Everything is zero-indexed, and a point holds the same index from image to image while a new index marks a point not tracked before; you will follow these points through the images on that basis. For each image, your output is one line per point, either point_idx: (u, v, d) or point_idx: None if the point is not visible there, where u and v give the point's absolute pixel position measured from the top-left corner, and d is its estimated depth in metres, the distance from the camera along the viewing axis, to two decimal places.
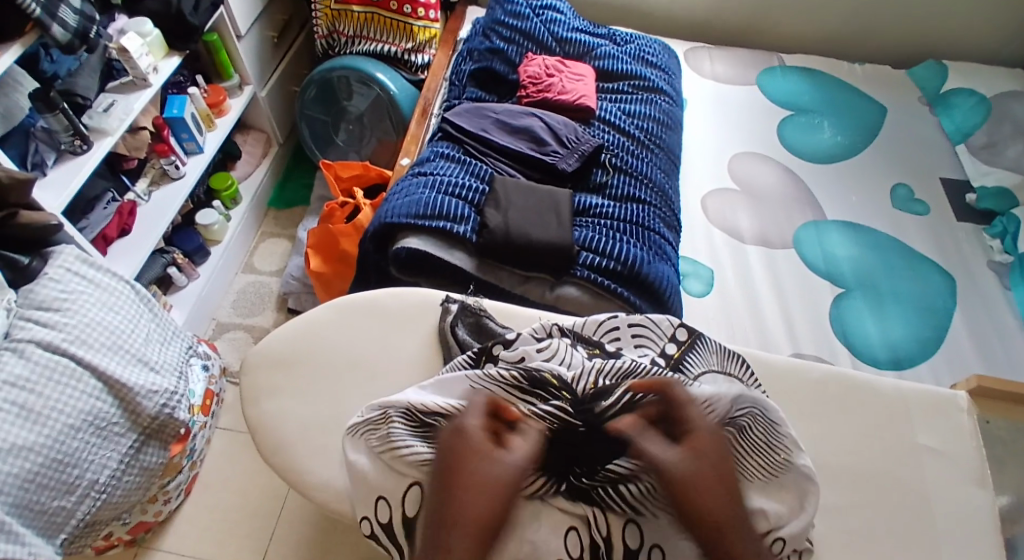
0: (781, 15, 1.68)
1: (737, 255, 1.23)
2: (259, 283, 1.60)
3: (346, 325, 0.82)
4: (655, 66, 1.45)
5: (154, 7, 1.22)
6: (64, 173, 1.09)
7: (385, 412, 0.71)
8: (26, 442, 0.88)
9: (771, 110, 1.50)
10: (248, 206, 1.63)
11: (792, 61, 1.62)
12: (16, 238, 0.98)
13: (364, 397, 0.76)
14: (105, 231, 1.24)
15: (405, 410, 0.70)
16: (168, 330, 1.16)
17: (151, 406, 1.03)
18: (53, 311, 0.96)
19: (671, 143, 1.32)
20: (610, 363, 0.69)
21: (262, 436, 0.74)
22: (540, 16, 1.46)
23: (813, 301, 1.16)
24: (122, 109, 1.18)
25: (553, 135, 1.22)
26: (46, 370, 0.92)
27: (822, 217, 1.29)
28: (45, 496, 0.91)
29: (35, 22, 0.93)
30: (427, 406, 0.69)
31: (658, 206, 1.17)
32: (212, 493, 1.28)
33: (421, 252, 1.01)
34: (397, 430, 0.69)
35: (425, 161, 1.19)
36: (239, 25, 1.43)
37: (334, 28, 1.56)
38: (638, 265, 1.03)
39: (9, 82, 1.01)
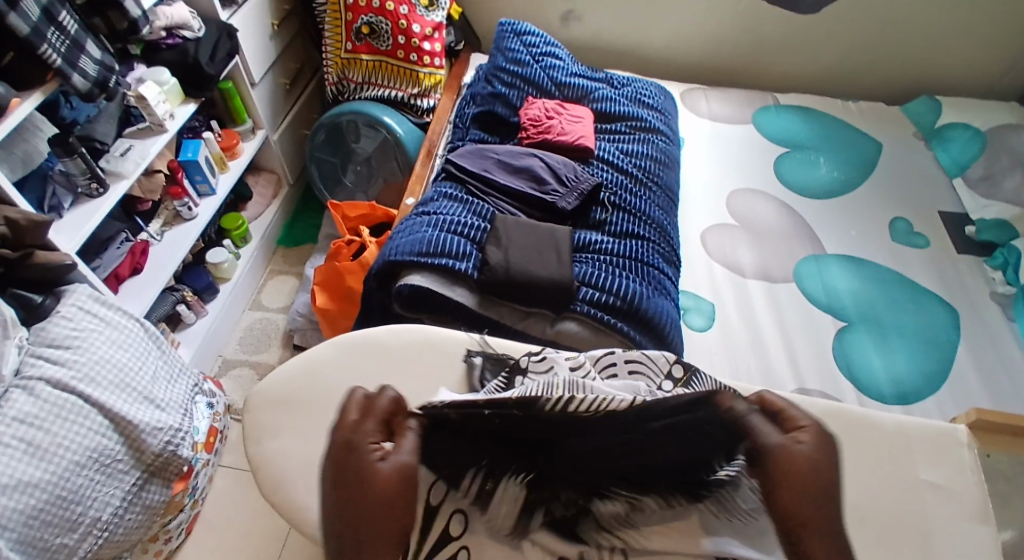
0: (775, 57, 1.73)
1: (738, 289, 1.24)
2: (266, 320, 1.62)
3: (347, 362, 0.83)
4: (653, 106, 1.49)
5: (172, 57, 1.28)
6: (81, 214, 1.13)
7: None
8: (33, 479, 0.89)
9: (768, 147, 1.53)
10: (258, 246, 1.67)
11: (788, 100, 1.66)
12: (30, 279, 1.01)
13: None
14: (118, 270, 1.27)
15: None
16: (175, 367, 1.18)
17: (155, 443, 1.05)
18: (63, 348, 0.98)
19: (669, 180, 1.34)
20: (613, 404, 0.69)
21: (262, 474, 0.75)
22: (540, 62, 1.51)
23: (815, 335, 1.16)
24: (139, 153, 1.23)
25: (553, 175, 1.25)
26: (55, 408, 0.93)
27: (821, 251, 1.31)
28: (48, 533, 0.91)
29: (56, 71, 0.98)
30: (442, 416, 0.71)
31: (657, 242, 1.19)
32: (214, 533, 1.28)
33: (424, 289, 1.03)
34: None
35: (429, 201, 1.22)
36: (253, 73, 1.49)
37: (343, 75, 1.62)
38: (637, 299, 1.04)
39: (29, 127, 1.05)
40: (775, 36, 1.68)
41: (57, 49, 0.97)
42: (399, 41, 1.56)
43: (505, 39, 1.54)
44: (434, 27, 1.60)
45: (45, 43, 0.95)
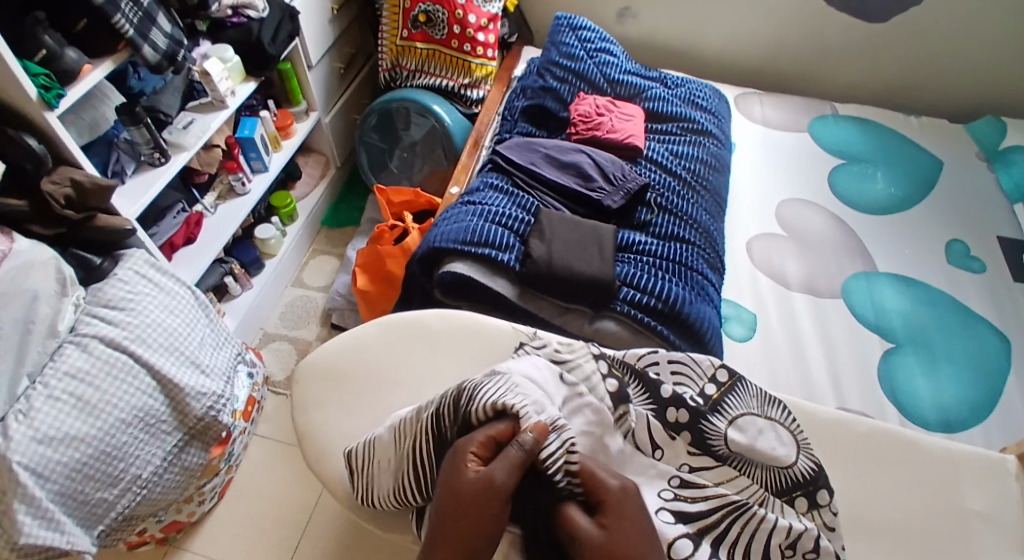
0: (836, 65, 1.68)
1: (782, 301, 1.21)
2: (307, 297, 1.66)
3: (392, 343, 0.84)
4: (705, 109, 1.46)
5: (235, 35, 1.31)
6: (141, 182, 1.17)
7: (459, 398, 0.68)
8: (80, 433, 0.93)
9: (823, 158, 1.48)
10: (304, 224, 1.70)
11: (846, 110, 1.61)
12: (92, 239, 1.06)
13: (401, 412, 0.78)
14: (173, 238, 1.32)
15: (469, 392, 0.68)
16: (221, 335, 1.22)
17: (198, 407, 1.08)
18: (118, 309, 1.02)
19: (718, 185, 1.32)
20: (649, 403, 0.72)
21: (307, 445, 0.77)
22: (593, 58, 1.50)
23: (859, 354, 1.13)
24: (200, 126, 1.26)
25: (601, 172, 1.24)
26: (106, 365, 0.97)
27: (872, 268, 1.27)
28: (90, 487, 0.95)
29: (127, 42, 1.02)
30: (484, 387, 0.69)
31: (702, 246, 1.17)
32: (244, 499, 1.31)
33: (465, 277, 1.04)
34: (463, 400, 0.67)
35: (474, 191, 1.22)
36: (311, 55, 1.52)
37: (397, 62, 1.64)
38: (678, 303, 1.03)
39: (98, 95, 1.10)
40: (838, 44, 1.63)
41: (130, 20, 1.01)
42: (454, 30, 1.56)
43: (560, 34, 1.53)
44: (489, 18, 1.60)
45: (119, 13, 0.98)
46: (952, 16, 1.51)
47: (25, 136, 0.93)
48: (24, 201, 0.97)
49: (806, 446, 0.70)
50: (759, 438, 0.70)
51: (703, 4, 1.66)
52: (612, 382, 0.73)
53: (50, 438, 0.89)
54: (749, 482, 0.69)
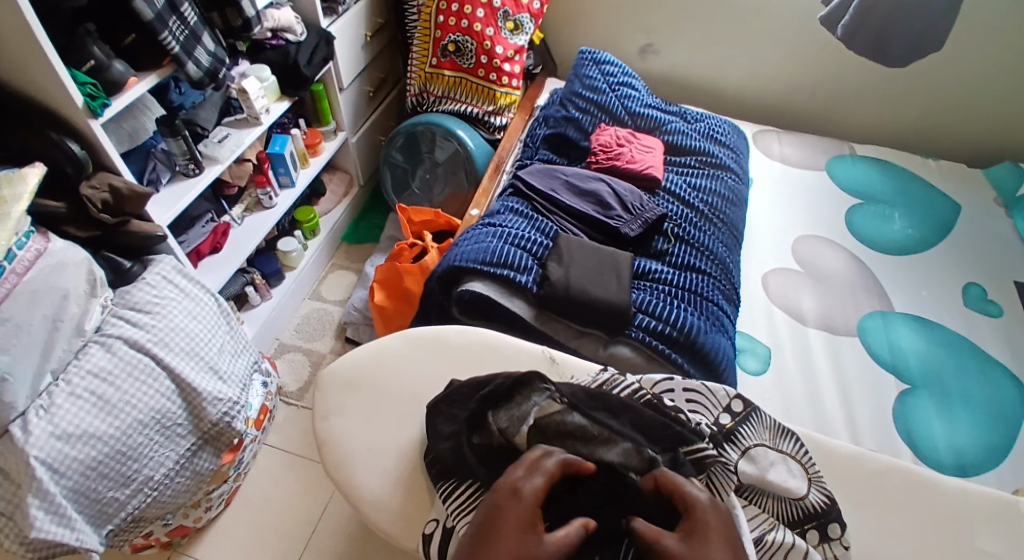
0: (854, 106, 1.70)
1: (797, 336, 1.21)
2: (324, 311, 1.68)
3: (413, 356, 0.85)
4: (724, 144, 1.49)
5: (273, 56, 1.36)
6: (176, 191, 1.21)
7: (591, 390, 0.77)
8: (97, 431, 0.94)
9: (839, 198, 1.50)
10: (325, 239, 1.74)
11: (863, 151, 1.63)
12: (125, 244, 1.08)
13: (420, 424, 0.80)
14: (199, 247, 1.36)
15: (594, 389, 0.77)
16: (239, 342, 1.24)
17: (213, 412, 1.10)
18: (143, 312, 1.04)
19: (735, 218, 1.34)
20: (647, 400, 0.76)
21: (326, 450, 0.78)
22: (615, 91, 1.54)
23: (872, 392, 1.12)
24: (234, 140, 1.31)
25: (619, 201, 1.26)
26: (127, 366, 0.99)
27: (888, 307, 1.27)
28: (103, 486, 0.97)
29: (172, 58, 1.07)
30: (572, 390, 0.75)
31: (717, 277, 1.18)
32: (251, 508, 1.32)
33: (483, 296, 1.05)
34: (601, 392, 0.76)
35: (495, 214, 1.25)
36: (343, 78, 1.57)
37: (424, 88, 1.68)
38: (694, 332, 1.04)
39: (140, 107, 1.14)
40: (857, 85, 1.66)
41: (177, 38, 1.06)
42: (481, 60, 1.61)
43: (583, 66, 1.57)
44: (516, 49, 1.65)
45: (166, 30, 1.03)
46: (970, 64, 1.53)
47: (68, 141, 0.97)
48: (62, 203, 1.00)
49: (817, 478, 0.70)
50: (770, 470, 0.69)
51: (724, 42, 1.70)
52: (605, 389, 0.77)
53: (68, 434, 0.91)
54: (759, 511, 0.68)
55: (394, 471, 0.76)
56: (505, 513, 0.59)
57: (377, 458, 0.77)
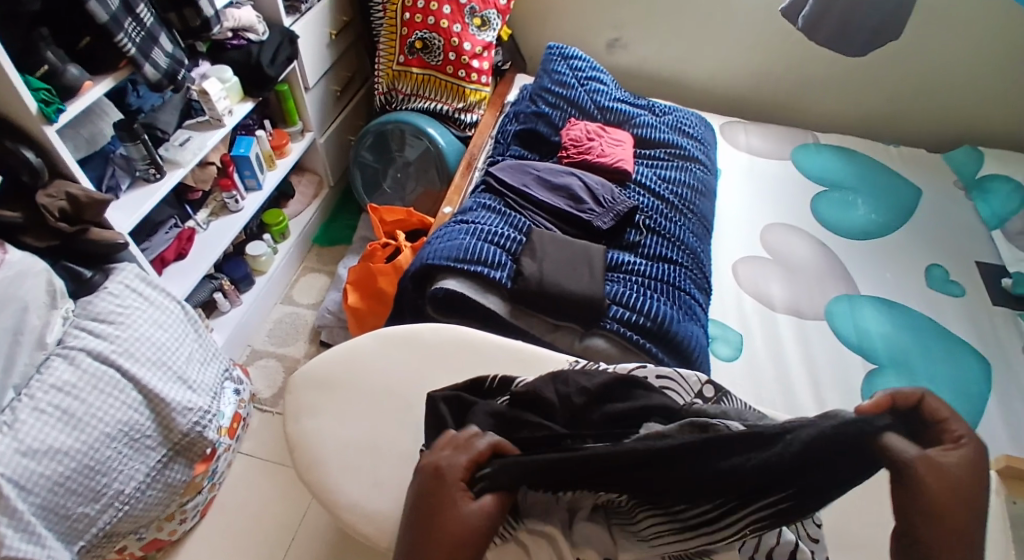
0: (817, 96, 1.74)
1: (769, 323, 1.23)
2: (296, 315, 1.65)
3: (388, 355, 0.85)
4: (692, 135, 1.51)
5: (236, 56, 1.33)
6: (138, 196, 1.18)
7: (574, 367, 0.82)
8: (64, 445, 0.92)
9: (805, 186, 1.53)
10: (296, 242, 1.71)
11: (827, 139, 1.66)
12: (85, 251, 1.05)
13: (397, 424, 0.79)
14: (164, 253, 1.33)
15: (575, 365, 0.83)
16: (210, 350, 1.21)
17: (184, 422, 1.08)
18: (107, 323, 1.01)
19: (705, 209, 1.35)
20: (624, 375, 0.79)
21: (301, 453, 0.77)
22: (584, 86, 1.54)
23: (842, 374, 1.15)
24: (197, 144, 1.28)
25: (590, 194, 1.27)
26: (93, 379, 0.96)
27: (855, 291, 1.30)
28: (72, 502, 0.94)
29: (130, 60, 1.04)
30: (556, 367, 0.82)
31: (689, 267, 1.20)
32: (227, 518, 1.29)
33: (457, 293, 1.05)
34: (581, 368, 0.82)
35: (467, 211, 1.24)
36: (309, 77, 1.55)
37: (393, 86, 1.67)
38: (667, 322, 1.05)
39: (97, 112, 1.11)
40: (820, 75, 1.69)
41: (133, 39, 1.03)
42: (449, 57, 1.60)
43: (552, 62, 1.57)
44: (483, 46, 1.64)
45: (122, 32, 1.00)
46: (926, 53, 1.57)
47: (23, 148, 0.94)
48: (18, 212, 0.97)
49: None
50: None
51: (689, 35, 1.72)
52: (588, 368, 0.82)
53: (33, 451, 0.88)
54: None
55: (371, 471, 0.76)
56: (440, 505, 0.56)
57: (353, 459, 0.76)
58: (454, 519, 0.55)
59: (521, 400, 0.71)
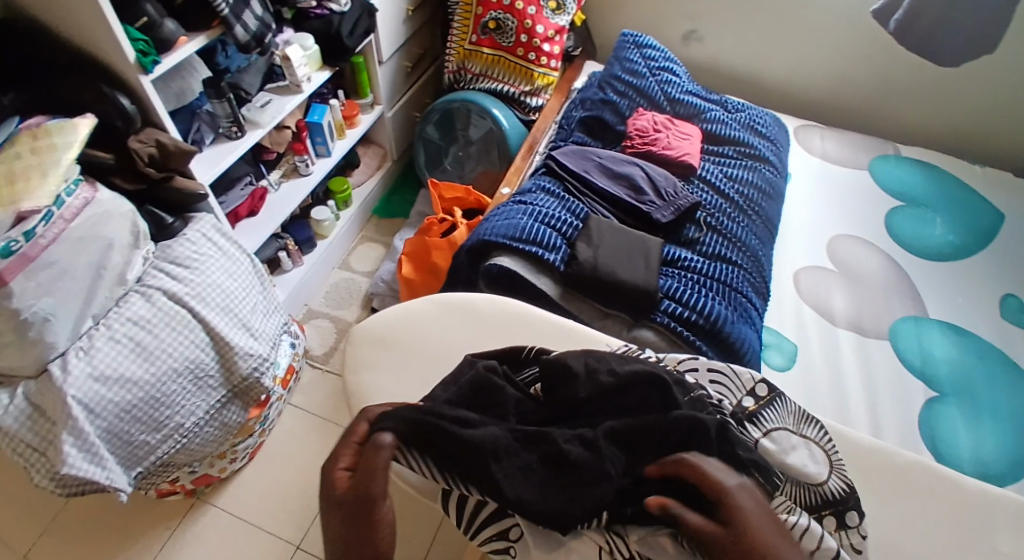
0: (902, 106, 1.65)
1: (827, 336, 1.19)
2: (352, 281, 1.70)
3: (441, 320, 0.86)
4: (764, 135, 1.46)
5: (317, 26, 1.36)
6: (218, 151, 1.25)
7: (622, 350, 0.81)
8: (133, 375, 0.98)
9: (879, 198, 1.46)
10: (357, 210, 1.76)
11: (908, 152, 1.58)
12: (167, 199, 1.11)
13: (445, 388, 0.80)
14: (237, 209, 1.40)
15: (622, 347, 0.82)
16: (272, 303, 1.27)
17: (244, 367, 1.13)
18: (183, 266, 1.07)
19: (771, 211, 1.31)
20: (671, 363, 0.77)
21: (355, 402, 0.81)
22: (656, 76, 1.52)
23: (900, 397, 1.10)
24: (276, 107, 1.33)
25: (652, 186, 1.25)
26: (165, 317, 1.02)
27: (923, 313, 1.24)
28: (135, 429, 1.01)
29: (222, 20, 1.08)
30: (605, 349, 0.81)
31: (748, 269, 1.17)
32: (273, 464, 1.36)
33: (510, 271, 1.06)
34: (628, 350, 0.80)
35: (526, 192, 1.24)
36: (383, 51, 1.58)
37: (463, 65, 1.68)
38: (721, 322, 1.02)
39: (188, 67, 1.15)
40: (908, 84, 1.60)
41: (227, 0, 1.07)
42: (521, 39, 1.60)
43: (624, 50, 1.55)
44: (556, 30, 1.63)
45: None
46: None
47: (119, 96, 0.99)
48: (110, 155, 1.03)
49: (838, 464, 0.68)
50: (790, 452, 0.67)
51: (771, 30, 1.66)
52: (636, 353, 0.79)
53: (105, 377, 0.95)
54: None
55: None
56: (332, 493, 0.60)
57: None
58: (337, 490, 0.59)
59: (550, 370, 0.71)
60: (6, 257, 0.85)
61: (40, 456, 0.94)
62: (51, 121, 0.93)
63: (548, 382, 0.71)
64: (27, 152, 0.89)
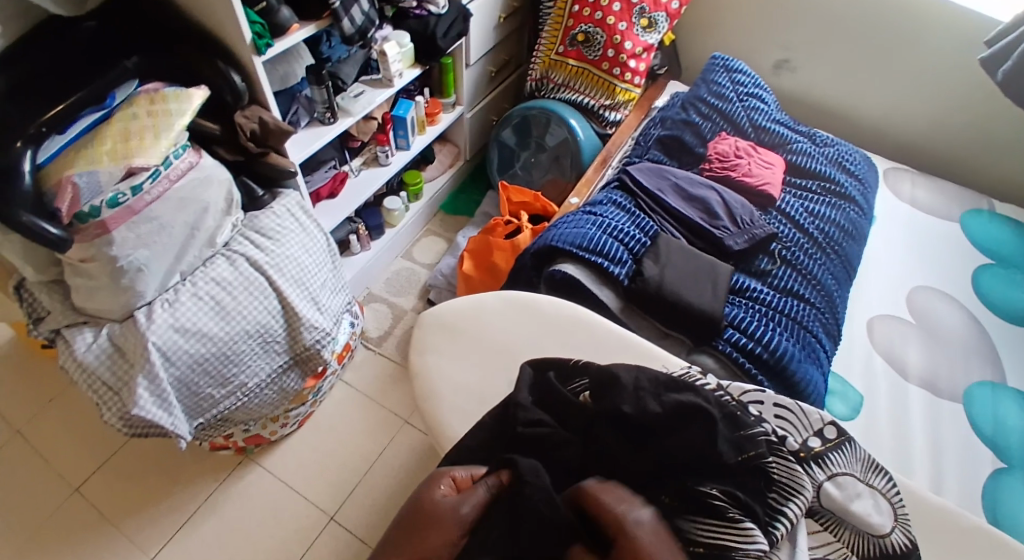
0: (1004, 162, 1.56)
1: (895, 389, 1.14)
2: (412, 270, 1.74)
3: (506, 315, 0.88)
4: (852, 173, 1.42)
5: (415, 26, 1.40)
6: (311, 133, 1.31)
7: (687, 370, 0.79)
8: (209, 331, 1.04)
9: (968, 253, 1.39)
10: (427, 204, 1.80)
11: (1005, 209, 1.49)
12: (260, 172, 1.18)
13: (503, 381, 0.82)
14: (319, 190, 1.47)
15: (686, 368, 0.80)
16: (340, 282, 1.32)
17: (308, 338, 1.17)
18: (266, 236, 1.13)
19: (851, 252, 1.27)
20: (734, 390, 0.75)
21: (419, 383, 0.83)
22: (742, 102, 1.49)
23: (965, 462, 1.04)
24: (368, 98, 1.39)
25: (728, 212, 1.22)
26: (245, 281, 1.08)
27: (1003, 380, 1.16)
28: (203, 382, 1.06)
29: (331, 11, 1.14)
30: (669, 367, 0.81)
31: (820, 309, 1.13)
32: (319, 435, 1.41)
33: (575, 279, 1.06)
34: (692, 372, 0.78)
35: (598, 204, 1.25)
36: (472, 54, 1.61)
37: (547, 74, 1.70)
38: (786, 358, 0.99)
39: (294, 53, 1.21)
40: (1014, 139, 1.51)
41: None
42: (608, 54, 1.60)
43: (713, 72, 1.53)
44: (645, 47, 1.62)
45: None
46: None
47: (232, 72, 1.05)
48: (217, 126, 1.09)
49: (903, 518, 0.66)
50: (854, 500, 0.66)
51: (870, 68, 1.60)
52: (701, 377, 0.77)
53: (183, 329, 1.01)
54: (834, 540, 0.66)
55: (475, 416, 0.80)
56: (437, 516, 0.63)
57: (460, 402, 0.81)
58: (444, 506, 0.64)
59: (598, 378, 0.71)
60: (113, 207, 0.93)
61: (114, 395, 1.00)
62: (168, 88, 1.00)
63: (597, 392, 0.72)
64: (144, 114, 0.96)
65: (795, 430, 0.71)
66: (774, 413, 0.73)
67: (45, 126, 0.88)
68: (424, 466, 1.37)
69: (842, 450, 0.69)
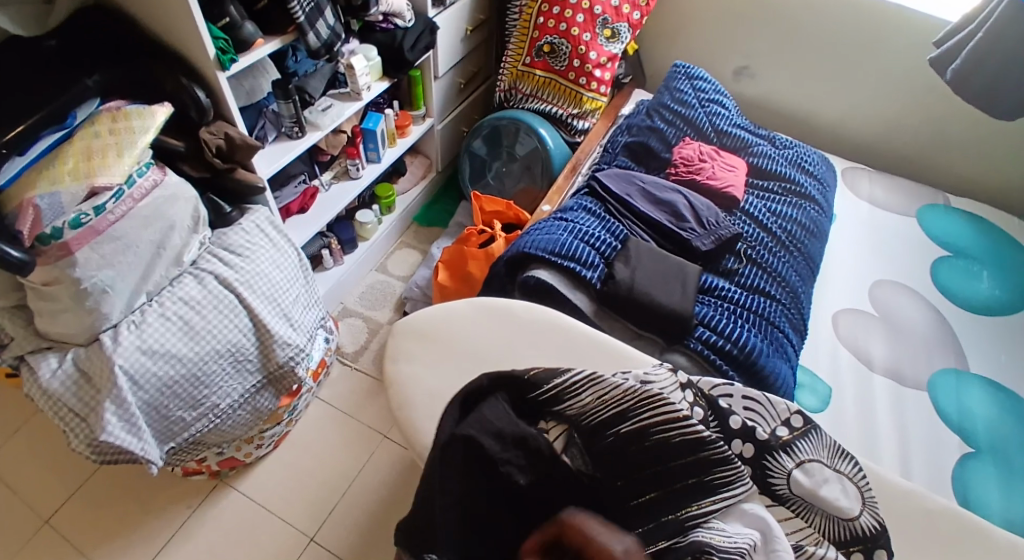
0: (956, 158, 1.62)
1: (861, 380, 1.17)
2: (387, 284, 1.74)
3: (480, 321, 0.88)
4: (811, 173, 1.46)
5: (382, 38, 1.42)
6: (279, 149, 1.30)
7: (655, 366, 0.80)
8: (179, 352, 1.02)
9: (925, 247, 1.44)
10: (399, 216, 1.80)
11: (959, 203, 1.55)
12: (228, 189, 1.17)
13: None
14: (289, 205, 1.46)
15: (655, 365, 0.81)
16: (313, 297, 1.31)
17: (281, 355, 1.16)
18: (235, 254, 1.12)
19: (814, 250, 1.30)
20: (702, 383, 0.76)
21: (393, 391, 0.83)
22: (705, 107, 1.53)
23: (933, 450, 1.07)
24: (336, 112, 1.39)
25: (694, 214, 1.25)
26: (215, 300, 1.07)
27: (964, 367, 1.21)
28: (173, 405, 1.04)
29: (297, 26, 1.14)
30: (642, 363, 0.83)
31: (786, 305, 1.16)
32: (295, 454, 1.39)
33: (547, 284, 1.07)
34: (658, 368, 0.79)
35: (568, 210, 1.26)
36: (440, 67, 1.63)
37: (514, 85, 1.72)
38: (755, 354, 1.02)
39: (260, 69, 1.21)
40: (963, 137, 1.58)
41: (303, 8, 1.13)
42: (574, 63, 1.63)
43: (676, 80, 1.57)
44: (609, 56, 1.66)
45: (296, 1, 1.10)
46: None
47: (196, 88, 1.04)
48: (182, 143, 1.08)
49: (870, 501, 0.68)
50: (823, 486, 0.68)
51: (826, 72, 1.66)
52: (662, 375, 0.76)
53: (152, 351, 1.00)
54: (805, 525, 0.68)
55: None
56: None
57: (437, 408, 0.81)
58: None
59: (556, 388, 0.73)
60: (76, 228, 0.91)
61: (80, 422, 0.98)
62: (130, 106, 0.99)
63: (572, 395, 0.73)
64: (107, 132, 0.95)
65: (763, 421, 0.72)
66: (743, 406, 0.74)
67: (4, 147, 0.86)
68: (404, 479, 1.36)
69: (808, 437, 0.71)
